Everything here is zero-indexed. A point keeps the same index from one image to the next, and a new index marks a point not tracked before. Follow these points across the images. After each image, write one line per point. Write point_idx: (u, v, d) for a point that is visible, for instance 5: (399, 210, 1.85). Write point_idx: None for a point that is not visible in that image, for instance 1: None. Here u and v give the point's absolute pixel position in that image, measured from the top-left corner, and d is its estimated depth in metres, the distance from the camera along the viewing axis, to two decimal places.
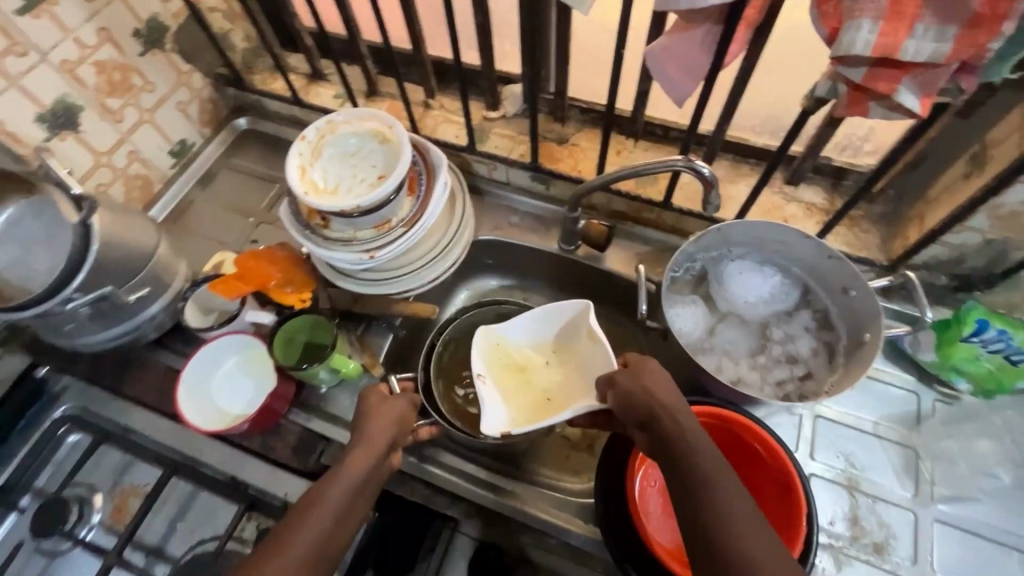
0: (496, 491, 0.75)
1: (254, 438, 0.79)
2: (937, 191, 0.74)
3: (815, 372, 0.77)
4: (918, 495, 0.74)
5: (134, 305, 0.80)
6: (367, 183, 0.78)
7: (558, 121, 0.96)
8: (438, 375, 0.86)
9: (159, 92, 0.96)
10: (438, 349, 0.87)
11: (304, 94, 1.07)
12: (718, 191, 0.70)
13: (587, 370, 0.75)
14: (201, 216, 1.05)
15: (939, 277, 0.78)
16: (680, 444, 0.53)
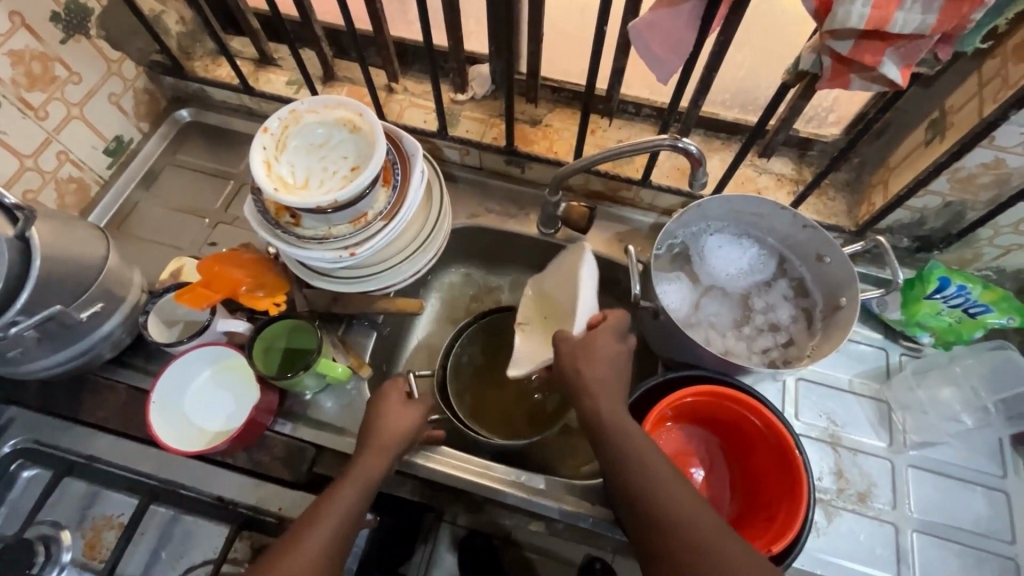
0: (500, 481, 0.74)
1: (238, 455, 0.75)
2: (898, 157, 0.78)
3: (797, 338, 0.80)
4: (893, 444, 0.79)
5: (87, 323, 0.73)
6: (339, 176, 0.73)
7: (531, 102, 0.94)
8: (455, 377, 0.88)
9: (87, 84, 0.86)
10: (457, 350, 0.88)
11: (253, 81, 0.99)
12: (706, 168, 0.72)
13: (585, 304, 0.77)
14: (149, 220, 0.96)
15: (902, 239, 0.83)
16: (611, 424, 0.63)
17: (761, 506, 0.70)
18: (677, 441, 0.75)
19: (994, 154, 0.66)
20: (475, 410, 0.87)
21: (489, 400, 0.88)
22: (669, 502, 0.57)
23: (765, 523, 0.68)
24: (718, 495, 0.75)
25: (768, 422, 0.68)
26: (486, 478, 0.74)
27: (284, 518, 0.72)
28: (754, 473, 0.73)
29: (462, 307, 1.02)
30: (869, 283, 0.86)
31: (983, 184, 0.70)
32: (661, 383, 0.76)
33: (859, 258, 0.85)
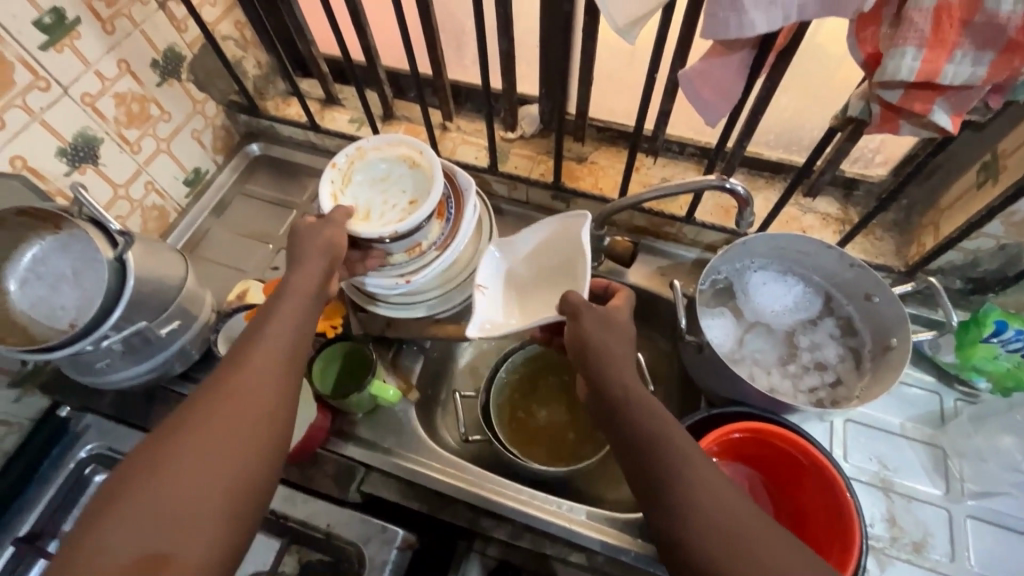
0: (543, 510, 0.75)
1: (292, 469, 0.79)
2: (949, 200, 0.78)
3: (845, 378, 0.80)
4: (950, 492, 0.77)
5: (165, 339, 0.79)
6: (398, 209, 0.78)
7: (578, 141, 0.98)
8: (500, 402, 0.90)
9: (175, 121, 0.96)
10: (502, 375, 0.91)
11: (319, 119, 1.07)
12: (752, 208, 0.73)
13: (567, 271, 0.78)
14: (218, 245, 1.04)
15: (955, 281, 0.82)
16: (621, 405, 0.61)
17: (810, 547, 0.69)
18: None
19: None
20: (517, 436, 0.88)
21: (533, 426, 0.90)
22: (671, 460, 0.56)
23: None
24: None
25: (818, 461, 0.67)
26: (530, 505, 0.76)
27: (332, 534, 0.75)
28: (802, 515, 0.71)
29: None
30: (921, 324, 0.85)
31: None
32: (707, 418, 0.76)
33: (909, 299, 0.84)
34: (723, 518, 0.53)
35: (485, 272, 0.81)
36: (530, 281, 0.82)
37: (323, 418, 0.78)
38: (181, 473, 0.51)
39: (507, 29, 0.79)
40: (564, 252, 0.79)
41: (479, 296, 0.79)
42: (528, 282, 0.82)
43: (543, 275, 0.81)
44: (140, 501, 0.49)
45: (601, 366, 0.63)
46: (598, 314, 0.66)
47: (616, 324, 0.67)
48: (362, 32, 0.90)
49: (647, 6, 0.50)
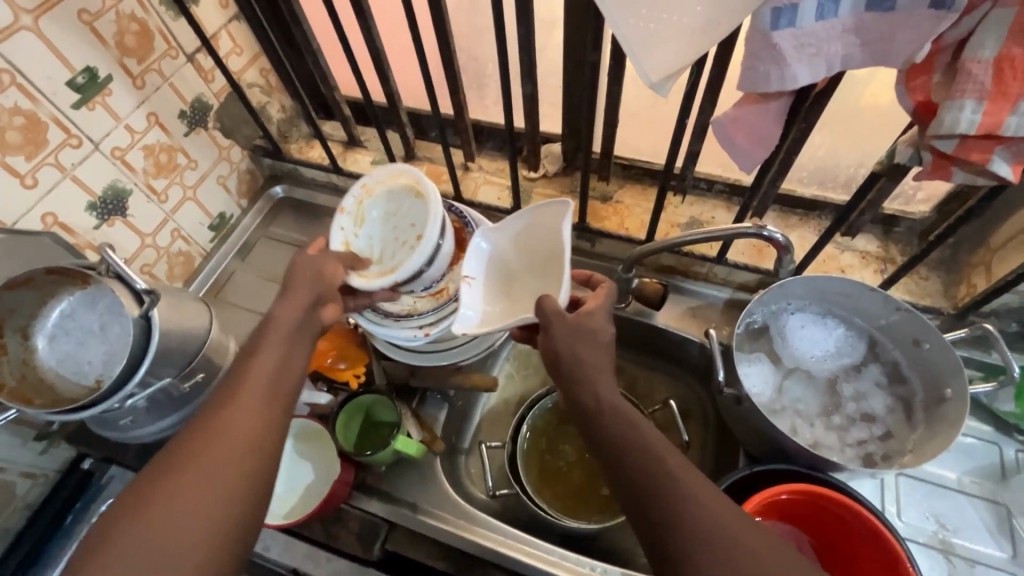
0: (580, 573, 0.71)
1: (315, 526, 0.77)
2: (1001, 239, 0.74)
3: (895, 431, 0.75)
4: (1018, 556, 0.71)
5: (189, 393, 0.78)
6: (406, 245, 0.75)
7: (602, 180, 0.96)
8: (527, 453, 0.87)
9: (201, 169, 0.97)
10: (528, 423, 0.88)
11: (342, 161, 1.08)
12: (792, 255, 0.72)
13: (555, 269, 0.71)
14: (241, 289, 1.04)
15: (1010, 323, 0.77)
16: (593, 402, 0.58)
17: None
18: None
19: None
20: (543, 489, 0.85)
21: (561, 481, 0.86)
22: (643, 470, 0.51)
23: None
24: None
25: (872, 526, 0.63)
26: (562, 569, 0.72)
27: None
28: None
29: None
30: (974, 369, 0.80)
31: None
32: (748, 475, 0.71)
33: (961, 343, 0.79)
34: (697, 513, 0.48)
35: (469, 258, 0.74)
36: (519, 266, 0.75)
37: (346, 471, 0.76)
38: (164, 509, 0.46)
39: (531, 74, 0.79)
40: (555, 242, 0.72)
41: (465, 288, 0.72)
42: (516, 272, 0.75)
43: (531, 261, 0.74)
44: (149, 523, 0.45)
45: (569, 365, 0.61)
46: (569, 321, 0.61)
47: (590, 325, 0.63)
48: (385, 78, 0.89)
49: (680, 62, 0.49)
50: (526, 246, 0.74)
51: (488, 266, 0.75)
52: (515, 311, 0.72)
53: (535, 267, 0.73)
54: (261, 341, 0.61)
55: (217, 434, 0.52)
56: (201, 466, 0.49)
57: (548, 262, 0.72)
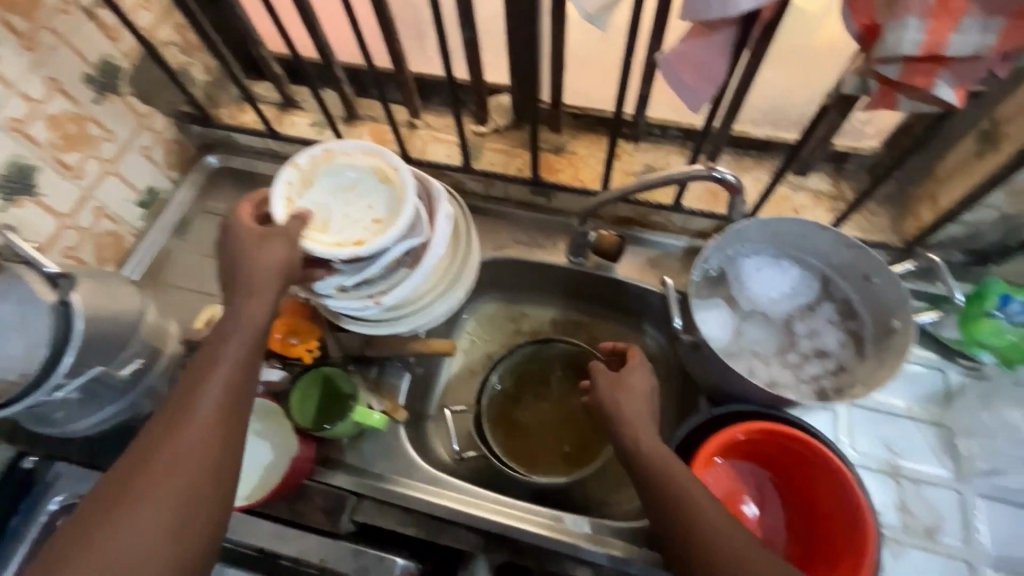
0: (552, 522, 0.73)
1: (279, 504, 0.75)
2: (946, 170, 0.74)
3: (846, 364, 0.76)
4: (960, 473, 0.75)
5: (127, 380, 0.73)
6: (361, 224, 0.71)
7: (554, 131, 0.93)
8: (494, 415, 0.87)
9: (120, 139, 0.88)
10: (493, 386, 0.87)
11: (277, 124, 1.00)
12: (744, 196, 0.70)
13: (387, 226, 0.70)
14: (182, 268, 0.97)
15: (955, 253, 0.78)
16: (636, 433, 0.63)
17: (822, 540, 0.68)
18: (729, 481, 0.73)
19: None
20: (510, 448, 0.86)
21: (527, 439, 0.87)
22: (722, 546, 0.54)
23: (828, 569, 0.65)
24: (773, 530, 0.73)
25: (813, 448, 0.65)
26: (533, 525, 0.73)
27: (327, 568, 0.71)
28: (813, 513, 0.70)
29: (500, 336, 1.00)
30: (921, 300, 0.82)
31: None
32: (712, 419, 0.73)
33: (909, 275, 0.80)
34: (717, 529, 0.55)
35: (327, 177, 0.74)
36: (365, 202, 0.72)
37: (307, 449, 0.74)
38: (105, 534, 0.49)
39: (468, 17, 0.73)
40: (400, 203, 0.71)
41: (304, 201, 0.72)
42: (359, 206, 0.72)
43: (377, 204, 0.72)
44: (110, 546, 0.48)
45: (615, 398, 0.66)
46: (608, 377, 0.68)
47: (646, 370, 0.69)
48: (313, 29, 0.82)
49: None
50: (380, 190, 0.73)
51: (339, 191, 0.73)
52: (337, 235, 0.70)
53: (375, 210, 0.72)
54: (219, 347, 0.58)
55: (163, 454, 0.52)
56: (153, 489, 0.51)
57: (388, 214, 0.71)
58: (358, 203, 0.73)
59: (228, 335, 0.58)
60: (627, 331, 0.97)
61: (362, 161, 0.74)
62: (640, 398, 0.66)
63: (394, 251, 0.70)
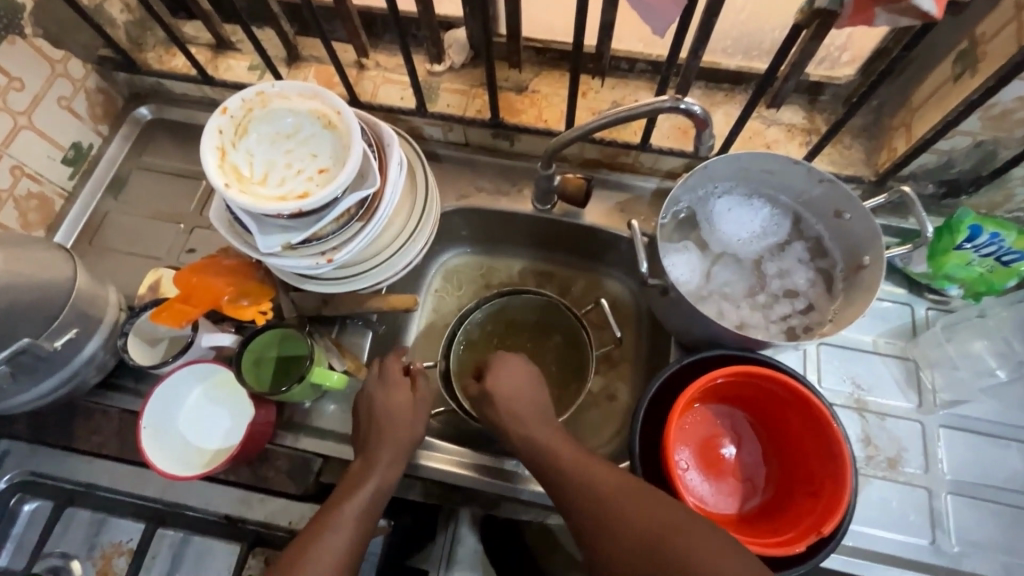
0: (504, 476, 0.74)
1: (241, 471, 0.72)
2: (923, 96, 0.71)
3: (817, 303, 0.75)
4: (923, 405, 0.75)
5: (63, 352, 0.68)
6: (303, 175, 0.65)
7: (514, 68, 0.86)
8: (462, 370, 0.85)
9: (31, 90, 0.79)
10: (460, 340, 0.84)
11: (212, 69, 0.91)
12: (712, 130, 0.64)
13: (331, 176, 0.65)
14: (119, 230, 0.90)
15: (927, 185, 0.76)
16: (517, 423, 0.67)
17: (801, 474, 0.65)
18: (703, 423, 0.71)
19: None
20: None
21: None
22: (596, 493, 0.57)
23: (809, 501, 0.62)
24: (753, 471, 0.70)
25: (779, 380, 0.63)
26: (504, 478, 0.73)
27: (296, 531, 0.70)
28: (790, 447, 0.68)
29: (467, 291, 0.96)
30: (892, 235, 0.81)
31: (1019, 120, 0.64)
32: (682, 368, 0.70)
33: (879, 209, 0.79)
34: (650, 524, 0.53)
35: (264, 124, 0.67)
36: (307, 151, 0.66)
37: (265, 413, 0.71)
38: None
39: None
40: (344, 151, 0.66)
41: (239, 151, 0.65)
42: (301, 156, 0.66)
43: (320, 153, 0.66)
44: None
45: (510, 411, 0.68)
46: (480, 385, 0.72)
47: (515, 364, 0.73)
48: None
49: None
50: (322, 136, 0.67)
51: (279, 139, 0.67)
52: (278, 189, 0.65)
53: (317, 160, 0.66)
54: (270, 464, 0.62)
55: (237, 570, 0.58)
56: None
57: (331, 164, 0.65)
58: (298, 152, 0.66)
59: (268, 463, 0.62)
60: (596, 280, 0.94)
61: (302, 106, 0.67)
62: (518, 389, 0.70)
63: (341, 205, 0.65)
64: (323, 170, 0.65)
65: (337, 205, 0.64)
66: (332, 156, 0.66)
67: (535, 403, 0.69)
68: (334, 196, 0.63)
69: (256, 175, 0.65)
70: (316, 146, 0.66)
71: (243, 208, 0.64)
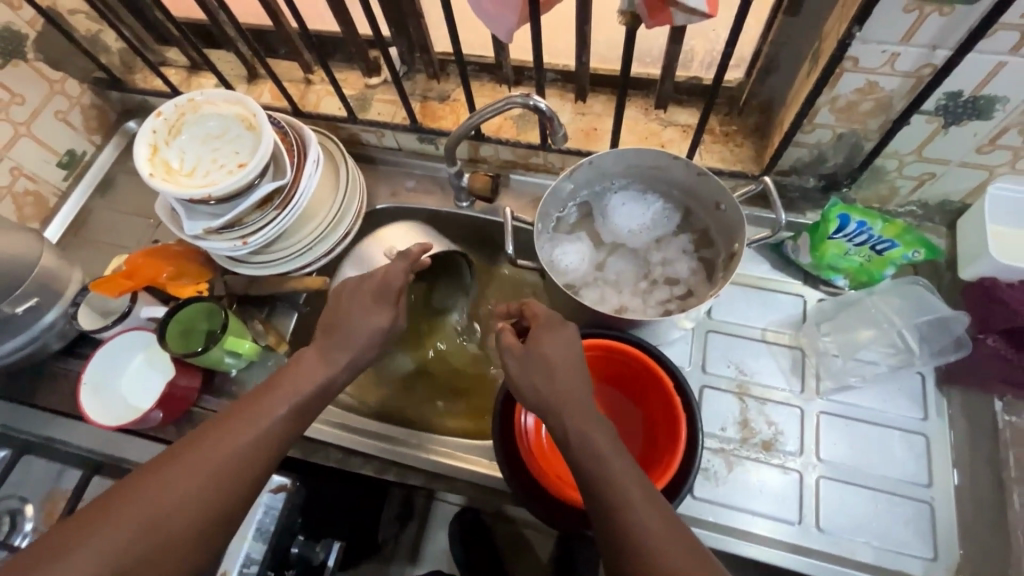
0: (391, 441, 0.82)
1: (168, 428, 0.82)
2: (793, 94, 0.75)
3: (696, 290, 0.79)
4: (805, 391, 0.77)
5: (25, 317, 0.80)
6: (222, 167, 0.76)
7: (438, 79, 0.96)
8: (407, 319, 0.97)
9: (32, 104, 0.95)
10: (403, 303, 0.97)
11: (185, 87, 1.05)
12: (559, 122, 0.71)
13: (243, 168, 0.75)
14: (102, 224, 1.05)
15: (809, 179, 0.79)
16: (545, 383, 0.59)
17: (654, 450, 0.69)
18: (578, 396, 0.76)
19: (866, 78, 0.63)
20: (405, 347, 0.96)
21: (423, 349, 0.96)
22: (635, 522, 0.48)
23: (654, 468, 0.66)
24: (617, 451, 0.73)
25: (641, 357, 0.70)
26: (403, 446, 0.82)
27: None
28: (652, 428, 0.72)
29: None
30: (758, 226, 0.85)
31: (868, 111, 0.67)
32: None
33: (746, 200, 0.84)
34: None
35: (196, 127, 0.79)
36: (227, 148, 0.77)
37: (190, 378, 0.81)
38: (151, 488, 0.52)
39: None
40: (257, 147, 0.76)
41: (171, 149, 0.77)
42: (222, 152, 0.77)
43: (237, 150, 0.77)
44: (157, 505, 0.51)
45: (604, 474, 0.51)
46: (520, 353, 0.62)
47: (561, 327, 0.63)
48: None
49: None
50: (243, 136, 0.78)
51: (206, 138, 0.78)
52: (198, 180, 0.75)
53: (234, 155, 0.76)
54: (297, 361, 0.66)
55: (207, 440, 0.56)
56: (176, 471, 0.54)
57: (245, 158, 0.76)
58: (220, 148, 0.77)
59: (291, 372, 0.65)
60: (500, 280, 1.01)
61: (228, 112, 0.79)
62: (571, 351, 0.61)
63: (253, 194, 0.76)
64: (237, 164, 0.76)
65: (250, 194, 0.75)
66: (247, 152, 0.76)
67: (577, 362, 0.61)
68: (245, 186, 0.74)
69: (181, 168, 0.76)
70: (235, 143, 0.77)
71: (168, 196, 0.75)
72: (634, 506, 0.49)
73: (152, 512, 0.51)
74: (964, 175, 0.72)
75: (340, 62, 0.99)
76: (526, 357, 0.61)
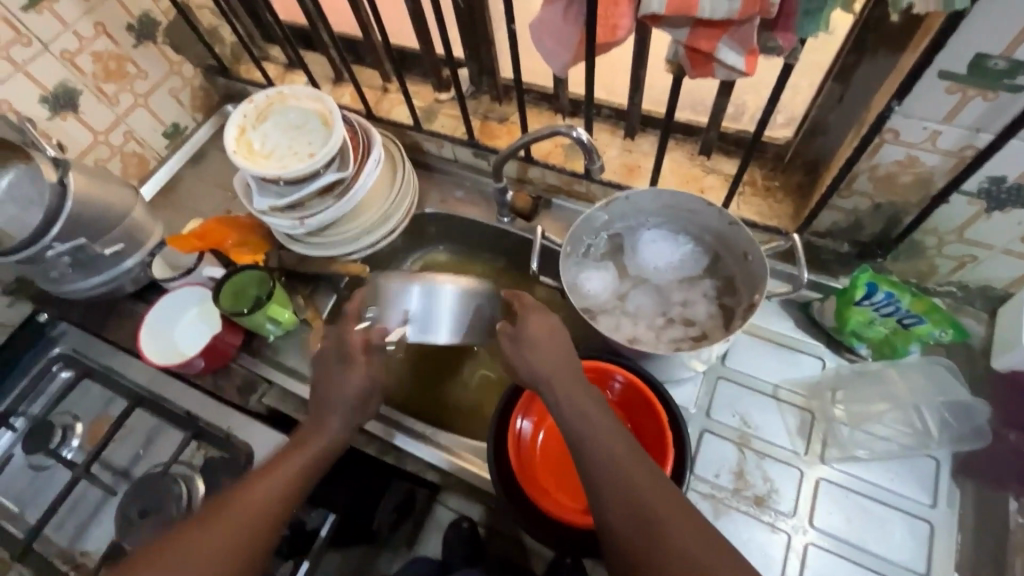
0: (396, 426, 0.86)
1: (205, 377, 0.91)
2: (834, 158, 0.76)
3: (710, 333, 0.81)
4: (808, 454, 0.75)
5: (111, 258, 0.92)
6: (293, 154, 0.85)
7: (500, 102, 1.03)
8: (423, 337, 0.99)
9: (152, 79, 1.10)
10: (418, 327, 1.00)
11: (279, 82, 1.18)
12: (597, 156, 0.75)
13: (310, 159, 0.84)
14: (187, 191, 1.17)
15: (843, 244, 0.79)
16: (533, 357, 0.63)
17: None
18: None
19: (906, 151, 0.64)
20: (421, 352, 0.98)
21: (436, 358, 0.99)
22: (637, 503, 0.52)
23: None
24: None
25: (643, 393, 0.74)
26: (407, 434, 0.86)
27: (231, 435, 0.85)
28: None
29: None
30: (778, 278, 0.85)
31: (907, 185, 0.67)
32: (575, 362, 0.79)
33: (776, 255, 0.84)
34: None
35: (279, 116, 0.89)
36: (301, 138, 0.87)
37: (231, 335, 0.90)
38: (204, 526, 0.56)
39: None
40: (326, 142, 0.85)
41: (254, 131, 0.88)
42: (295, 141, 0.86)
43: (308, 141, 0.86)
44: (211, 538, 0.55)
45: (610, 472, 0.54)
46: (511, 333, 0.65)
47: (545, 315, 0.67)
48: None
49: None
50: (315, 130, 0.87)
51: (285, 126, 0.88)
52: (271, 163, 0.85)
53: (305, 146, 0.86)
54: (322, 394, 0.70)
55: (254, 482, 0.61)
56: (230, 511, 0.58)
57: (313, 150, 0.85)
58: (295, 138, 0.87)
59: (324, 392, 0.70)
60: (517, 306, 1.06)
61: (308, 108, 0.88)
62: (558, 332, 0.66)
63: (316, 181, 0.84)
64: (306, 155, 0.85)
65: (312, 182, 0.84)
66: (316, 145, 0.85)
67: (563, 345, 0.64)
68: (308, 174, 0.82)
69: (259, 149, 0.86)
70: (308, 135, 0.87)
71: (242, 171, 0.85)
72: (639, 484, 0.53)
73: (214, 542, 0.55)
74: (1006, 262, 0.70)
75: (415, 76, 1.08)
76: (515, 340, 0.65)
